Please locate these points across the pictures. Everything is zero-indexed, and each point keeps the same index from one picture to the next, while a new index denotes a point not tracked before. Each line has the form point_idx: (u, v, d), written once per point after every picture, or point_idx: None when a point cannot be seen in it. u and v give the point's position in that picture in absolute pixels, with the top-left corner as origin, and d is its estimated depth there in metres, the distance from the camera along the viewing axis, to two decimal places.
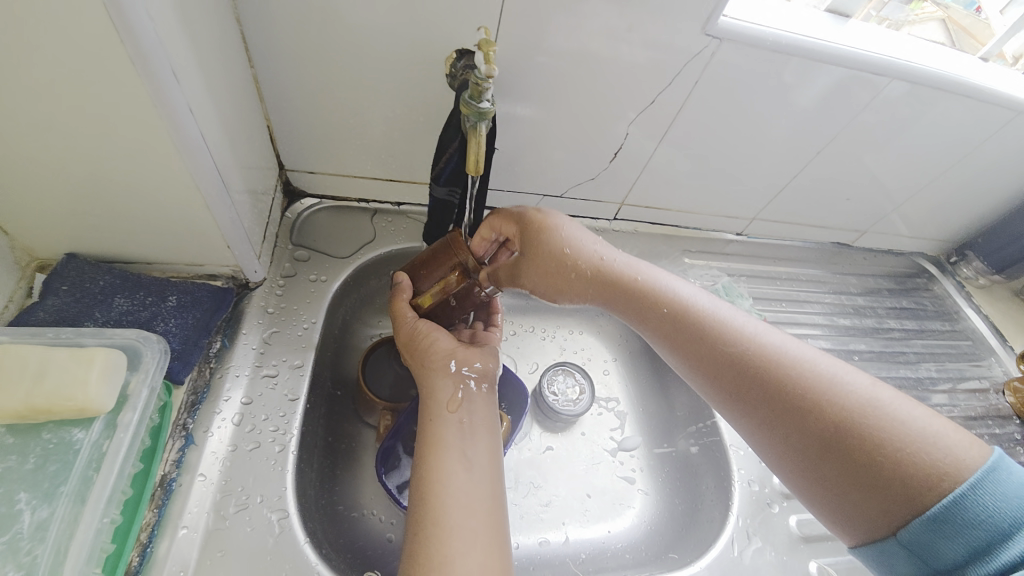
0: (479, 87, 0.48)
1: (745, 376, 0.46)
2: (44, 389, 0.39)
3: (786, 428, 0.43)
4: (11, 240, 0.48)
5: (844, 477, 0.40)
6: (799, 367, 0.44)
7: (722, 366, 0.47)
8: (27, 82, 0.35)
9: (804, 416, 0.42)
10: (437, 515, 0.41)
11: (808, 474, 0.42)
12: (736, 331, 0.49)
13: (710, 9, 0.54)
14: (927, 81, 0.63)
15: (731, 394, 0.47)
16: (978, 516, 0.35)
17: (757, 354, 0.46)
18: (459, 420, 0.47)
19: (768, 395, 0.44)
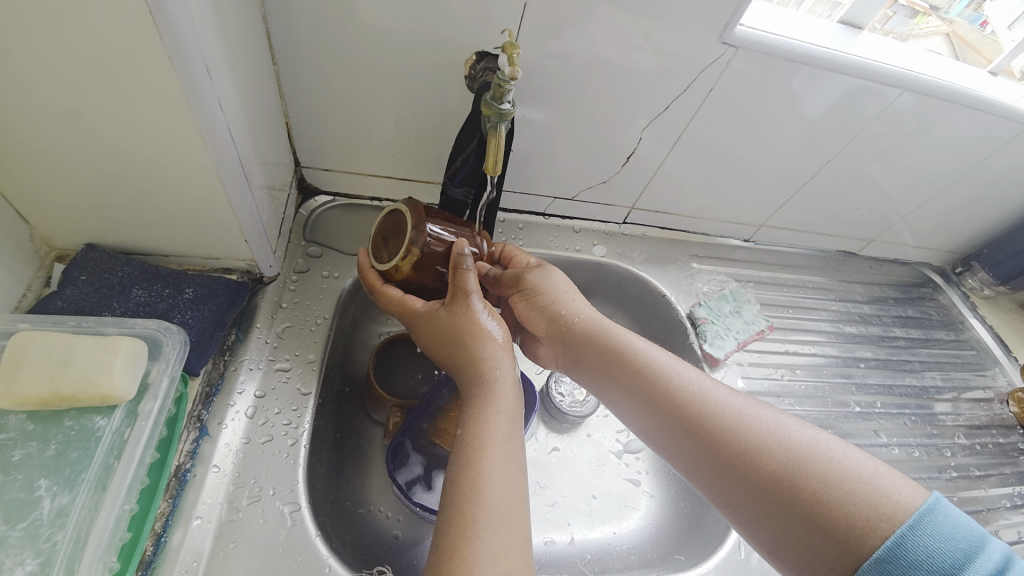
0: (501, 88, 0.48)
1: (690, 424, 0.45)
2: (68, 376, 0.40)
3: (736, 483, 0.42)
4: (31, 229, 0.49)
5: (787, 519, 0.39)
6: (741, 416, 0.44)
7: (667, 414, 0.47)
8: (59, 74, 0.36)
9: (742, 464, 0.42)
10: (479, 510, 0.38)
11: (754, 526, 0.41)
12: (684, 381, 0.48)
13: (728, 18, 0.54)
14: (939, 94, 0.64)
15: (675, 441, 0.46)
16: (922, 556, 0.34)
17: (699, 400, 0.46)
18: (505, 409, 0.45)
19: (710, 445, 0.44)
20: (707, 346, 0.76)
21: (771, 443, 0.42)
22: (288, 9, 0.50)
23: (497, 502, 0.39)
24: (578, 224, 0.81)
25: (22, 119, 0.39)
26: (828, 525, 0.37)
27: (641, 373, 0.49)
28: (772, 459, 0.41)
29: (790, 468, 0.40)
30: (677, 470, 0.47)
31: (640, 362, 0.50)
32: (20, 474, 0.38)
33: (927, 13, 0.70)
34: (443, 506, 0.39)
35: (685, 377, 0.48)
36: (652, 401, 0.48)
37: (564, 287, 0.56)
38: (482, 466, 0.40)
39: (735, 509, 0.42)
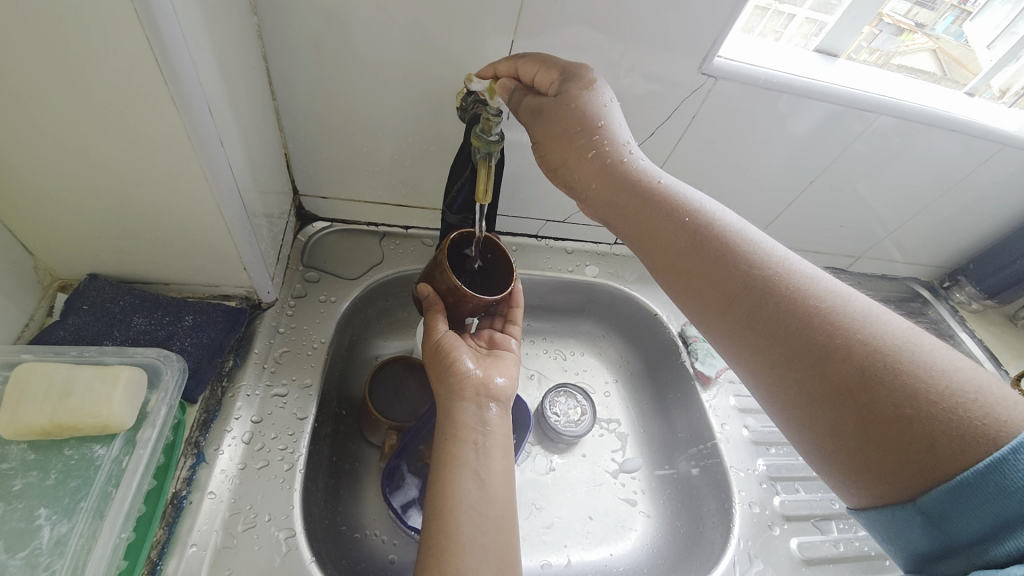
0: (489, 122, 0.51)
1: (763, 308, 0.42)
2: (70, 406, 0.41)
3: (802, 370, 0.39)
4: (36, 260, 0.50)
5: (860, 416, 0.36)
6: (820, 295, 0.41)
7: (735, 293, 0.43)
8: (72, 117, 0.38)
9: (826, 354, 0.38)
10: (451, 531, 0.42)
11: (811, 419, 0.39)
12: (753, 258, 0.44)
13: (706, 51, 0.57)
14: (913, 116, 0.67)
15: (738, 322, 0.43)
16: (1016, 484, 0.29)
17: (770, 279, 0.42)
18: (475, 441, 0.48)
19: (783, 332, 0.41)
20: (699, 365, 0.75)
21: (861, 335, 0.38)
22: (288, 47, 0.53)
23: (469, 517, 0.43)
24: (570, 245, 0.83)
25: (33, 158, 0.41)
26: (903, 426, 0.35)
27: (712, 252, 0.45)
28: (852, 348, 0.38)
29: (870, 361, 0.37)
30: (731, 353, 0.44)
31: (714, 235, 0.46)
32: (21, 503, 0.39)
33: (913, 29, 0.70)
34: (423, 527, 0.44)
35: (765, 260, 0.44)
36: (718, 281, 0.44)
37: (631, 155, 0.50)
38: (453, 490, 0.45)
39: (794, 400, 0.40)
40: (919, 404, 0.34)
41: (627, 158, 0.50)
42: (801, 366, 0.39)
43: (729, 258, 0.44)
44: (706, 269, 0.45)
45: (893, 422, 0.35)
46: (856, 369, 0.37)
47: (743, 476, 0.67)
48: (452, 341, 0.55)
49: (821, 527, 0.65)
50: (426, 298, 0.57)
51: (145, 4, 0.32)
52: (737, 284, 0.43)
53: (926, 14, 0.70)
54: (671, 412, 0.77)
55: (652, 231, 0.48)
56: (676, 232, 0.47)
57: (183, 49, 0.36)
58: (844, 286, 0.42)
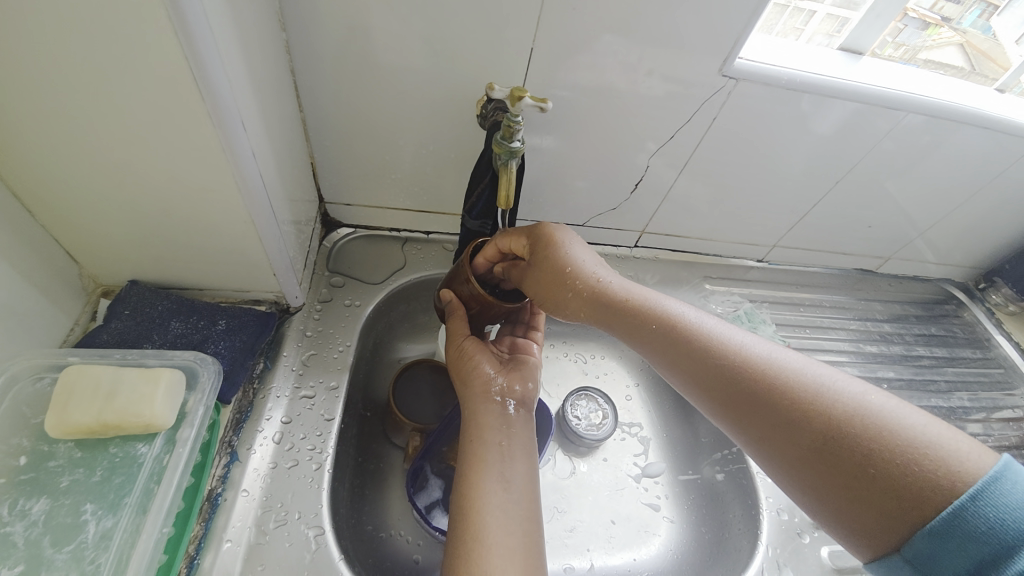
0: (510, 128, 0.51)
1: (741, 389, 0.44)
2: (115, 406, 0.43)
3: (784, 445, 0.41)
4: (81, 268, 0.53)
5: (842, 481, 0.38)
6: (782, 372, 0.44)
7: (710, 377, 0.46)
8: (117, 132, 0.40)
9: (798, 428, 0.41)
10: (477, 530, 0.43)
11: (808, 492, 0.40)
12: (719, 341, 0.47)
13: (727, 51, 0.57)
14: (943, 113, 0.65)
15: (719, 405, 0.46)
16: (982, 527, 0.32)
17: (737, 361, 0.46)
18: (498, 443, 0.49)
19: (764, 410, 0.43)
20: None
21: (825, 403, 0.41)
22: (316, 60, 0.55)
23: (495, 518, 0.44)
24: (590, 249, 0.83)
25: (81, 171, 0.43)
26: (888, 489, 0.36)
27: (680, 336, 0.49)
28: (823, 422, 0.40)
29: (837, 431, 0.39)
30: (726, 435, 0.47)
31: (676, 325, 0.50)
32: (69, 498, 0.41)
33: (940, 23, 0.70)
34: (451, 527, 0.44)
35: (734, 340, 0.47)
36: (690, 368, 0.47)
37: (583, 255, 0.55)
38: (479, 491, 0.45)
39: (789, 475, 0.41)
40: (898, 467, 0.36)
41: (580, 258, 0.54)
42: (786, 444, 0.41)
43: (698, 342, 0.48)
44: (676, 359, 0.48)
45: (878, 487, 0.37)
46: (827, 438, 0.39)
47: (770, 482, 0.66)
48: (474, 348, 0.55)
49: None
50: (449, 303, 0.58)
51: (184, 23, 0.34)
52: (710, 368, 0.46)
53: (953, 8, 0.70)
54: (694, 417, 0.76)
55: (623, 325, 0.52)
56: (645, 317, 0.51)
57: (219, 66, 0.38)
58: (805, 361, 0.44)
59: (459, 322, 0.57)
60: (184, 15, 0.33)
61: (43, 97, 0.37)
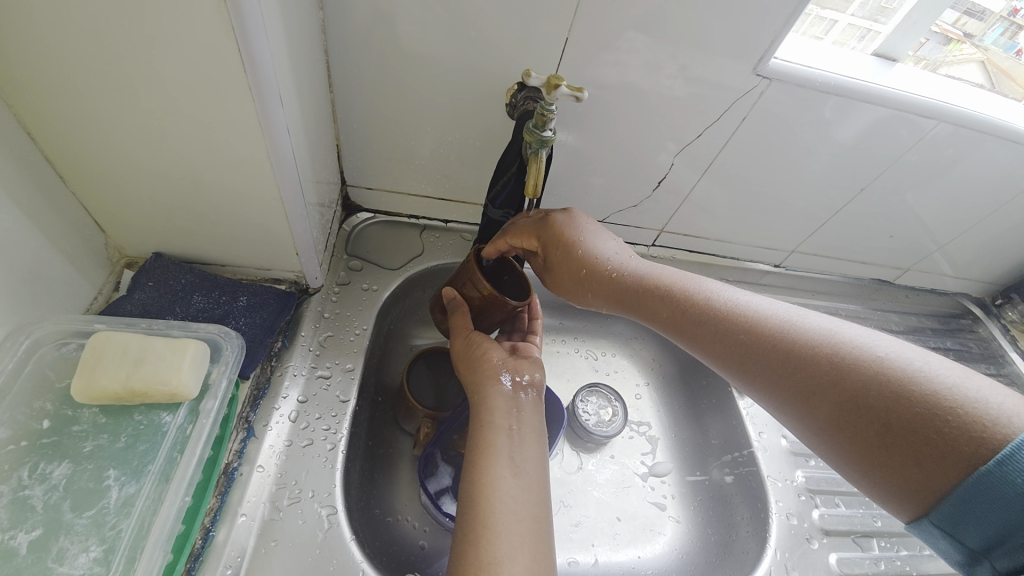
0: (543, 116, 0.52)
1: (766, 352, 0.47)
2: (142, 373, 0.43)
3: (811, 404, 0.43)
4: (107, 238, 0.53)
5: (870, 433, 0.40)
6: (804, 335, 0.46)
7: (734, 345, 0.49)
8: (156, 102, 0.40)
9: (823, 386, 0.43)
10: (488, 517, 0.43)
11: (836, 446, 0.42)
12: (741, 311, 0.50)
13: (762, 51, 0.56)
14: (975, 124, 0.64)
15: (746, 372, 0.48)
16: (1008, 493, 0.32)
17: (759, 328, 0.48)
18: (509, 428, 0.50)
19: (789, 371, 0.45)
20: None
21: (847, 360, 0.42)
22: (348, 40, 0.54)
23: (508, 504, 0.44)
24: None
25: (116, 139, 0.43)
26: (912, 436, 0.38)
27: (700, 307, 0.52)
28: (846, 377, 0.42)
29: (859, 385, 0.41)
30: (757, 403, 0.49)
31: (695, 299, 0.53)
32: (92, 463, 0.41)
33: (961, 40, 0.69)
34: (460, 513, 0.44)
35: (757, 307, 0.50)
36: (712, 336, 0.51)
37: (600, 238, 0.58)
38: (489, 479, 0.45)
39: (817, 431, 0.43)
40: (922, 415, 0.38)
41: (602, 244, 0.58)
42: (812, 401, 0.43)
43: (720, 311, 0.51)
44: (695, 329, 0.52)
45: (902, 433, 0.38)
46: (851, 392, 0.41)
47: (780, 486, 0.66)
48: (481, 339, 0.56)
49: (861, 544, 0.63)
50: (451, 300, 0.58)
51: None
52: (733, 337, 0.49)
53: (975, 25, 0.69)
54: (704, 418, 0.76)
55: (645, 301, 0.55)
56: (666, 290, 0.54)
57: (262, 40, 0.38)
58: (825, 324, 0.47)
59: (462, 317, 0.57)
60: None
61: (85, 63, 0.37)
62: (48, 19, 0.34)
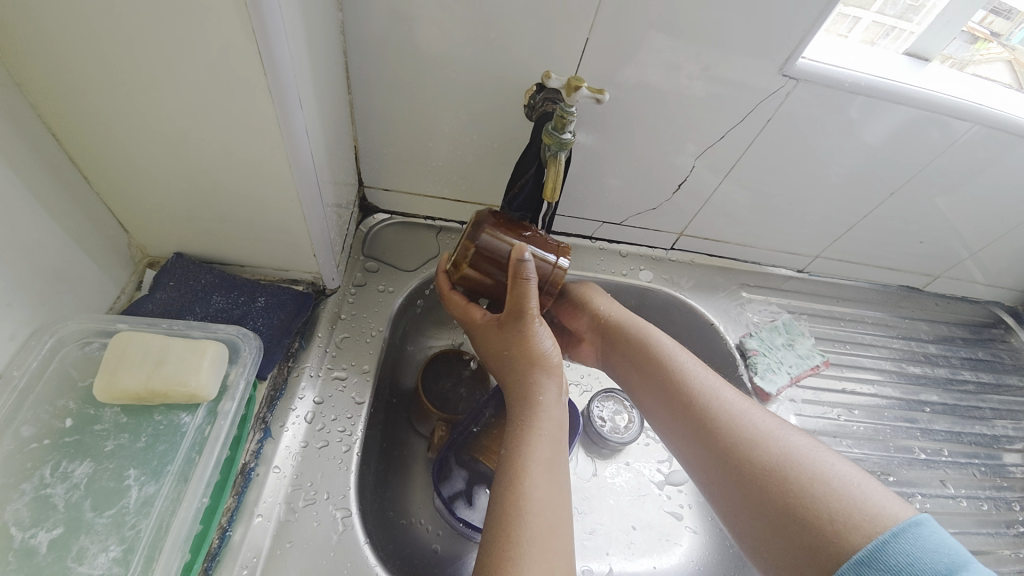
0: (562, 119, 0.51)
1: (686, 405, 0.53)
2: (162, 374, 0.43)
3: (720, 475, 0.49)
4: (130, 238, 0.54)
5: (758, 511, 0.45)
6: (734, 414, 0.51)
7: (675, 409, 0.54)
8: (176, 103, 0.40)
9: (732, 461, 0.48)
10: (527, 533, 0.40)
11: (718, 494, 0.48)
12: (697, 380, 0.54)
13: (790, 51, 0.54)
14: (1014, 126, 0.61)
15: (680, 434, 0.53)
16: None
17: (703, 397, 0.53)
18: (557, 435, 0.48)
19: (699, 435, 0.51)
20: (758, 380, 0.72)
21: (759, 446, 0.47)
22: (367, 42, 0.54)
23: (558, 505, 0.43)
24: (625, 248, 0.81)
25: (139, 141, 0.44)
26: (780, 503, 0.44)
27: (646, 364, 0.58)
28: (752, 460, 0.47)
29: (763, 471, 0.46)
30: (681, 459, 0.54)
31: (657, 365, 0.57)
32: (113, 463, 0.42)
33: (988, 39, 0.66)
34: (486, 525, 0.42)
35: (698, 373, 0.55)
36: (649, 385, 0.57)
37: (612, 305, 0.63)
38: (522, 489, 0.43)
39: (708, 476, 0.50)
40: (796, 494, 0.44)
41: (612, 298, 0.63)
42: (711, 453, 0.50)
43: (661, 357, 0.57)
44: (634, 374, 0.59)
45: (767, 498, 0.45)
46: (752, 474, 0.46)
47: None
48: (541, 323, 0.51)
49: None
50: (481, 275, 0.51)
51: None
52: (676, 400, 0.54)
53: (1001, 23, 0.65)
54: None
55: (617, 359, 0.61)
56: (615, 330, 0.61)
57: (284, 44, 0.38)
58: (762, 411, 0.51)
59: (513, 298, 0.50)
60: None
61: (108, 66, 0.38)
62: (74, 23, 0.35)
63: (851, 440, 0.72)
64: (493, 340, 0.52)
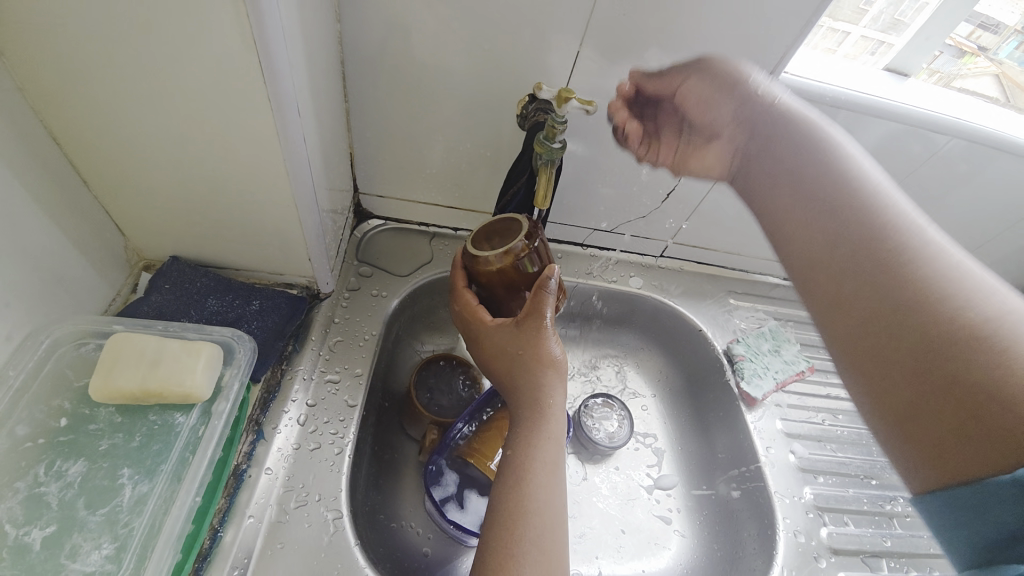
0: (554, 128, 0.53)
1: (835, 292, 0.48)
2: (158, 374, 0.44)
3: (884, 363, 0.43)
4: (127, 241, 0.54)
5: (934, 370, 0.40)
6: (896, 253, 0.45)
7: (846, 252, 0.48)
8: (177, 109, 0.41)
9: (920, 314, 0.42)
10: (520, 524, 0.41)
11: (853, 347, 0.46)
12: (863, 209, 0.49)
13: (773, 66, 0.57)
14: (989, 140, 0.63)
15: (830, 297, 0.49)
16: None
17: (869, 232, 0.47)
18: (557, 433, 0.48)
19: (876, 290, 0.45)
20: (744, 385, 0.73)
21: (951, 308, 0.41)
22: (365, 52, 0.56)
23: (557, 513, 0.43)
24: (615, 256, 0.82)
25: (139, 146, 0.45)
26: (958, 398, 0.38)
27: (812, 145, 0.53)
28: (944, 319, 0.41)
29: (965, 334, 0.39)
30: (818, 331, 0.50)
31: (829, 176, 0.51)
32: (106, 462, 0.42)
33: (975, 53, 0.69)
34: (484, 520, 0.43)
35: (868, 210, 0.48)
36: (795, 233, 0.53)
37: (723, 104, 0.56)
38: (519, 484, 0.44)
39: (838, 326, 0.48)
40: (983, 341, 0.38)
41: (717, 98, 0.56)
42: (871, 339, 0.45)
43: (780, 165, 0.55)
44: (780, 183, 0.56)
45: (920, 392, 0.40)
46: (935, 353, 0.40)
47: (788, 503, 0.66)
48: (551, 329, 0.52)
49: (870, 564, 0.64)
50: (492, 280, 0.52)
51: (258, 9, 0.35)
52: (847, 245, 0.48)
53: (989, 37, 0.69)
54: (711, 432, 0.75)
55: (763, 177, 0.57)
56: (762, 129, 0.56)
57: (284, 54, 0.39)
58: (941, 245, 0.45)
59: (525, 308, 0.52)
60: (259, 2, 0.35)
61: (111, 73, 0.39)
62: (80, 31, 0.36)
63: (835, 444, 0.73)
64: (488, 349, 0.53)
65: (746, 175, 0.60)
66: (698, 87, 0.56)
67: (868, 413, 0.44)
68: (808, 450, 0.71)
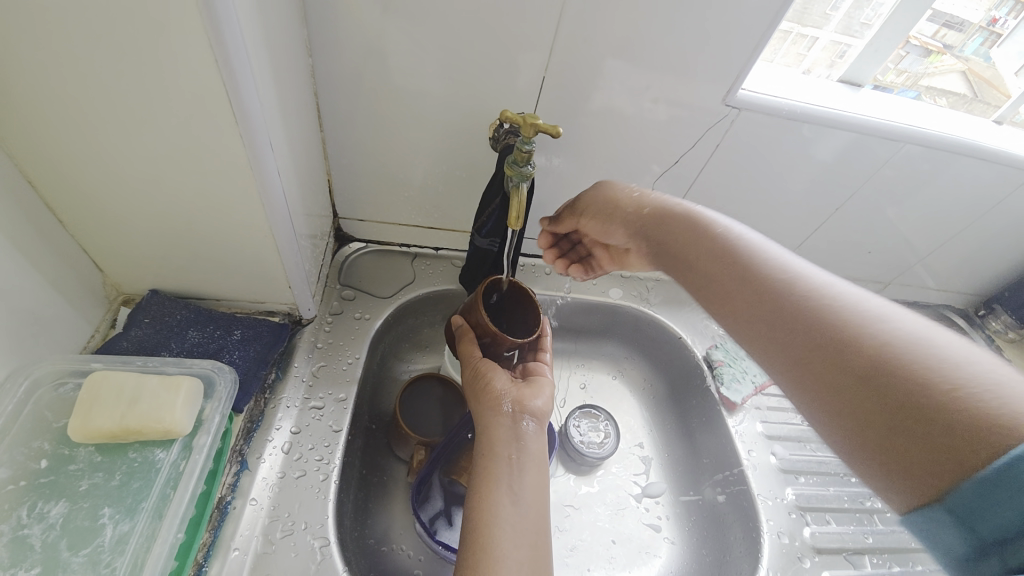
0: (522, 153, 0.54)
1: (752, 296, 0.46)
2: (137, 412, 0.44)
3: (831, 402, 0.38)
4: (104, 276, 0.55)
5: (860, 394, 0.37)
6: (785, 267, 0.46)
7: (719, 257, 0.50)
8: (151, 149, 0.43)
9: (804, 340, 0.41)
10: (485, 543, 0.45)
11: (783, 358, 0.42)
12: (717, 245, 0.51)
13: (731, 83, 0.59)
14: (942, 144, 0.66)
15: (786, 364, 0.42)
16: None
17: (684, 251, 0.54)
18: (509, 456, 0.51)
19: (787, 336, 0.42)
20: (723, 390, 0.75)
21: (835, 319, 0.40)
22: (338, 80, 0.57)
23: (514, 529, 0.46)
24: None
25: (114, 185, 0.45)
26: (906, 413, 0.34)
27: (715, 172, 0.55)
28: (825, 322, 0.41)
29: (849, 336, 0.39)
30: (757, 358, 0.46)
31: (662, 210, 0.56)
32: (86, 502, 0.42)
33: (942, 51, 0.70)
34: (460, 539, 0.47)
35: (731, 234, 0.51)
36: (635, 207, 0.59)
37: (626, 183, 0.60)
38: (483, 500, 0.48)
39: (779, 360, 0.43)
40: (877, 348, 0.37)
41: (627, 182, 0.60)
42: (780, 323, 0.43)
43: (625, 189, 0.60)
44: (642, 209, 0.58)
45: (849, 346, 0.38)
46: (861, 361, 0.37)
47: (771, 504, 0.67)
48: (489, 366, 0.57)
49: (853, 561, 0.65)
50: (458, 328, 0.60)
51: (225, 55, 0.36)
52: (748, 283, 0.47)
53: (954, 36, 0.70)
54: (696, 438, 0.77)
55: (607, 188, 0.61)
56: (652, 229, 0.57)
57: (253, 90, 0.40)
58: (856, 292, 0.42)
59: (468, 351, 0.59)
60: (226, 47, 0.36)
61: (83, 117, 0.40)
62: (52, 77, 0.37)
63: (815, 443, 0.75)
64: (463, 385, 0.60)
65: (657, 254, 0.57)
66: (591, 223, 0.61)
67: (824, 429, 0.39)
68: (788, 451, 0.73)
